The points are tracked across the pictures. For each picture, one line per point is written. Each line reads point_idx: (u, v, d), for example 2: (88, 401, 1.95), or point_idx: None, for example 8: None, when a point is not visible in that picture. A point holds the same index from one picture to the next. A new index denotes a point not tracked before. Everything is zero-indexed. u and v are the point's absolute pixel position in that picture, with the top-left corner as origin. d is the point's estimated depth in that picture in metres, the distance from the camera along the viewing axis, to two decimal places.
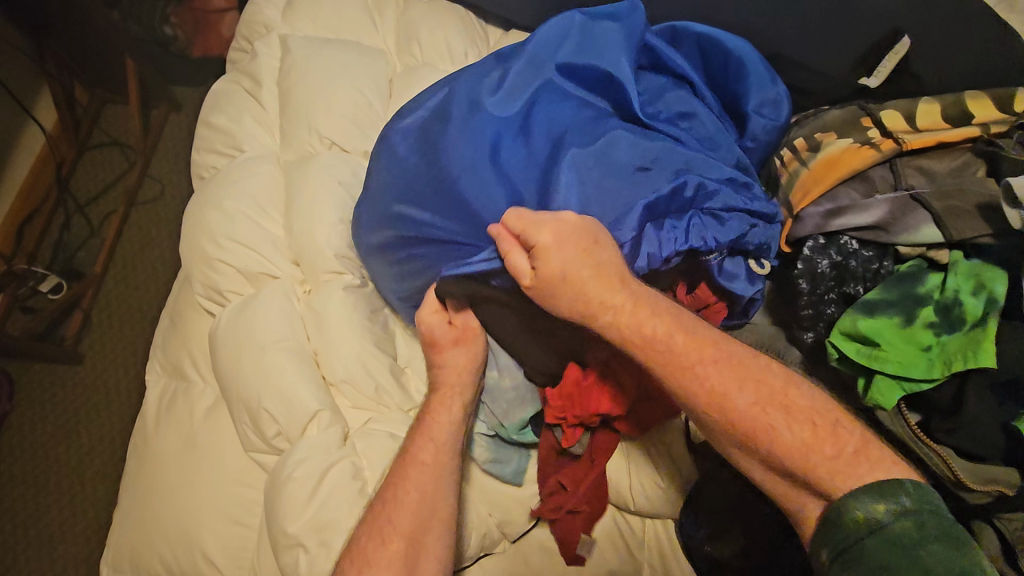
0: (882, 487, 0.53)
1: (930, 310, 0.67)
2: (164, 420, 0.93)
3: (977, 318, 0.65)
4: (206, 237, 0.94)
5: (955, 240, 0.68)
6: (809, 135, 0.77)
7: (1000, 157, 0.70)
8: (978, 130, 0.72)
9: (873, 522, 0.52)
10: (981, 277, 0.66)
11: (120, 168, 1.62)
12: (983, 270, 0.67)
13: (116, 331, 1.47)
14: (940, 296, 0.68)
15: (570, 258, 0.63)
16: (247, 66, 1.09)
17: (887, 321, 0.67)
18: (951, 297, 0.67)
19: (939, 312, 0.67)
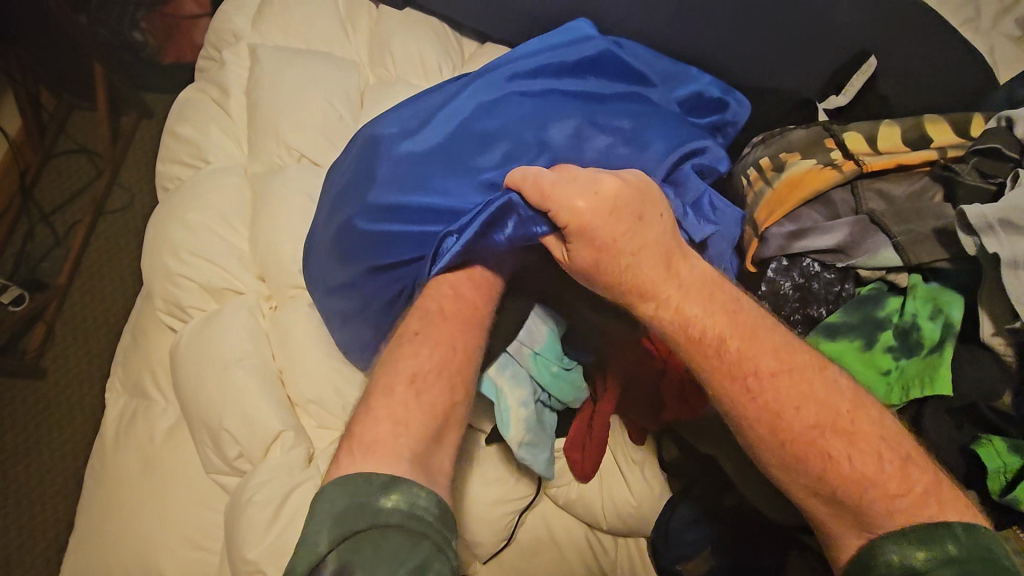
0: (927, 531, 0.50)
1: (889, 334, 0.68)
2: (122, 441, 0.90)
3: (934, 342, 0.66)
4: (168, 251, 0.92)
5: (913, 265, 0.69)
6: (774, 154, 0.77)
7: (954, 183, 0.70)
8: (934, 155, 0.73)
9: (906, 568, 0.50)
10: (939, 301, 0.68)
11: (88, 176, 1.58)
12: (940, 295, 0.68)
13: (81, 344, 1.43)
14: (899, 320, 0.69)
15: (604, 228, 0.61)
16: (216, 76, 1.07)
17: (848, 345, 0.69)
18: (909, 322, 0.68)
19: (898, 336, 0.68)
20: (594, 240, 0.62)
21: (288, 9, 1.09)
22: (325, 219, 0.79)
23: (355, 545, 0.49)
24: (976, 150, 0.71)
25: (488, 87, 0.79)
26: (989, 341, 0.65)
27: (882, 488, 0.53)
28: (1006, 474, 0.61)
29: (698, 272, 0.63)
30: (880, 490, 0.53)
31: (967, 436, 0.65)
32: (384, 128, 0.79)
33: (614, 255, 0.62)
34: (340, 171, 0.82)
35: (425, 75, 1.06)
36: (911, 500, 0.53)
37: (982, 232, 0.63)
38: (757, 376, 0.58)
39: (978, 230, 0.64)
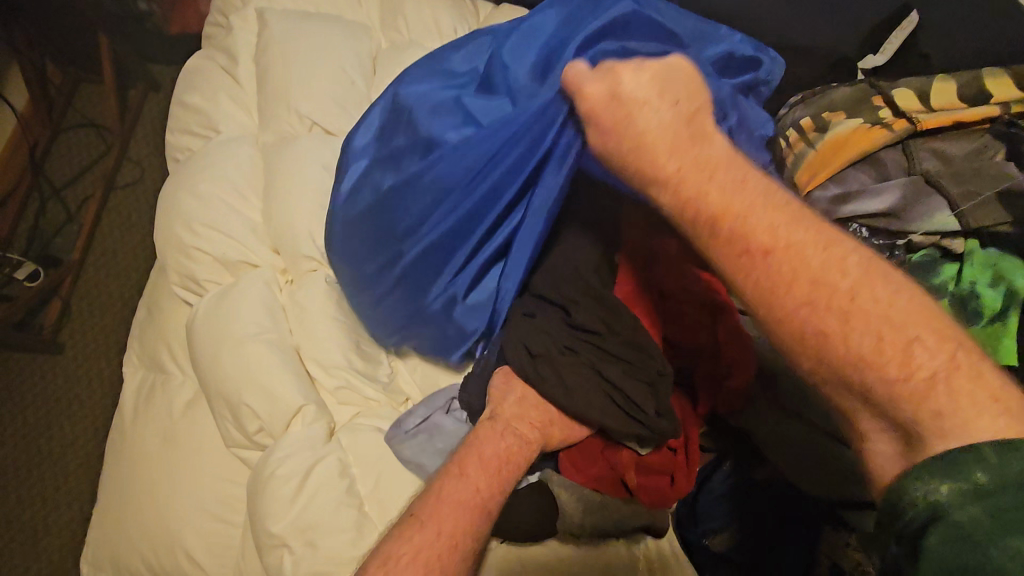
0: (959, 458, 0.35)
1: (947, 302, 0.65)
2: (142, 415, 0.89)
3: (997, 312, 0.63)
4: (180, 224, 0.90)
5: (972, 229, 0.66)
6: (816, 114, 0.73)
7: (1018, 139, 0.68)
8: (996, 110, 0.70)
9: (931, 506, 0.35)
10: (1001, 267, 0.65)
11: (98, 150, 1.56)
12: (1001, 261, 0.65)
13: (98, 319, 1.43)
14: (956, 289, 0.65)
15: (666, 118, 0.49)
16: (223, 42, 1.03)
17: None
18: (968, 291, 0.65)
19: (955, 305, 0.65)
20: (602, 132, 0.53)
21: None
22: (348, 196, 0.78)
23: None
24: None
25: (513, 61, 0.67)
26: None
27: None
28: None
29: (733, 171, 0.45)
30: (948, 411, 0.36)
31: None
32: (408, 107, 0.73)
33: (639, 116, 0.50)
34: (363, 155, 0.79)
35: (440, 38, 1.01)
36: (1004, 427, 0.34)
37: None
38: (766, 258, 0.42)
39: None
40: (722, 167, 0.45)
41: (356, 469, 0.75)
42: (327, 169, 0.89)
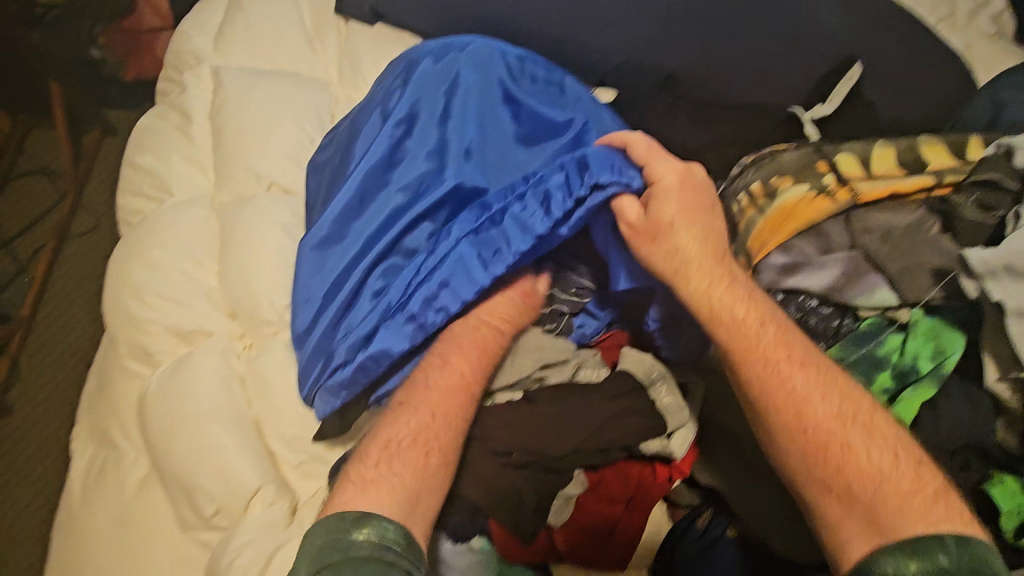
0: (915, 545, 0.49)
1: (886, 375, 0.61)
2: (91, 496, 0.84)
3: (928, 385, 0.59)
4: (130, 293, 0.87)
5: (909, 303, 0.62)
6: (765, 178, 0.68)
7: (954, 215, 0.64)
8: (931, 180, 0.66)
9: None
10: (941, 340, 0.60)
11: (51, 200, 1.51)
12: (941, 333, 0.60)
13: (50, 377, 1.36)
14: (898, 360, 0.61)
15: (682, 209, 0.66)
16: (177, 101, 1.01)
17: None
18: (909, 365, 0.60)
19: (895, 377, 0.61)
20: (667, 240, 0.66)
21: (250, 28, 1.04)
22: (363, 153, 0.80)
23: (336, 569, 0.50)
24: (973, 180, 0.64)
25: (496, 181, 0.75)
26: (994, 388, 0.56)
27: (895, 485, 0.53)
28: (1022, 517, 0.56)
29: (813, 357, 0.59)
30: (892, 489, 0.53)
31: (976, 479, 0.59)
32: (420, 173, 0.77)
33: (690, 252, 0.65)
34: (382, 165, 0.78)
35: None
36: (923, 497, 0.52)
37: (984, 276, 0.56)
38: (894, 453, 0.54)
39: (982, 274, 0.56)
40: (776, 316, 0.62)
41: None
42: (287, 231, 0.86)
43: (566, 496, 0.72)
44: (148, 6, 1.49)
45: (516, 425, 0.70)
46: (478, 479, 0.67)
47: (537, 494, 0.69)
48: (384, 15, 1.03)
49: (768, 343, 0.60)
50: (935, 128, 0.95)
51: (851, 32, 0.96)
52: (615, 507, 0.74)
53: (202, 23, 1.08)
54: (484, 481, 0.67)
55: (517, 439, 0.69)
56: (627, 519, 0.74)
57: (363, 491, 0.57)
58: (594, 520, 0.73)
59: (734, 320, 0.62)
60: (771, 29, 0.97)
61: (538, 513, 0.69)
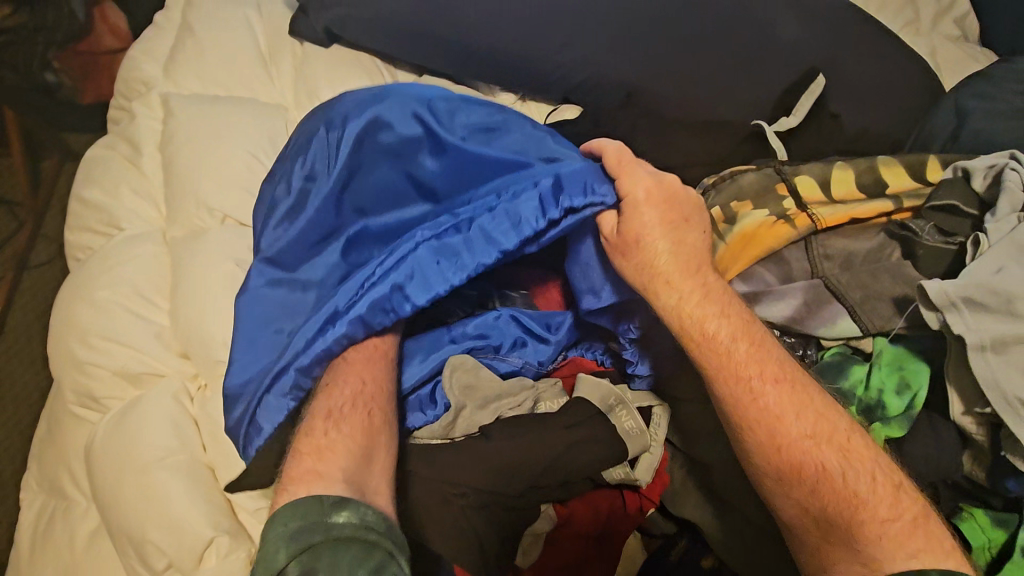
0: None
1: (852, 411, 0.59)
2: (40, 551, 0.80)
3: (896, 420, 0.58)
4: (75, 336, 0.83)
5: (872, 332, 0.60)
6: (726, 203, 0.67)
7: (914, 242, 0.63)
8: (892, 206, 0.65)
9: None
10: (905, 372, 0.59)
11: (8, 230, 1.46)
12: (906, 364, 0.59)
13: (9, 415, 1.31)
14: (864, 394, 0.59)
15: (653, 222, 0.63)
16: (126, 130, 0.98)
17: None
18: (875, 398, 0.58)
19: (861, 411, 0.59)
20: (637, 260, 0.63)
21: (201, 53, 1.01)
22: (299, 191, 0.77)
23: (316, 552, 0.49)
24: (932, 206, 0.64)
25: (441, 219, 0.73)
26: (959, 421, 0.56)
27: (872, 511, 0.53)
28: (991, 549, 0.55)
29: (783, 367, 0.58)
30: (871, 517, 0.53)
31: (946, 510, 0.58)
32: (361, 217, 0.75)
33: (663, 266, 0.62)
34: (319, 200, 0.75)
35: None
36: (902, 526, 0.52)
37: (944, 309, 0.54)
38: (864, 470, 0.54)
39: (941, 307, 0.54)
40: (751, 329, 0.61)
41: None
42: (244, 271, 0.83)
43: (535, 532, 0.70)
44: (106, 27, 1.44)
45: (478, 462, 0.67)
46: (440, 525, 0.65)
47: (500, 534, 0.66)
48: (340, 36, 1.01)
49: (740, 362, 0.58)
50: (901, 138, 0.94)
51: (814, 43, 0.96)
52: (585, 541, 0.71)
53: (153, 47, 1.04)
54: (445, 526, 0.65)
55: (477, 478, 0.66)
56: (599, 552, 0.71)
57: (319, 463, 0.58)
58: (565, 555, 0.70)
59: (704, 336, 0.60)
60: (734, 42, 0.95)
61: (502, 558, 0.66)
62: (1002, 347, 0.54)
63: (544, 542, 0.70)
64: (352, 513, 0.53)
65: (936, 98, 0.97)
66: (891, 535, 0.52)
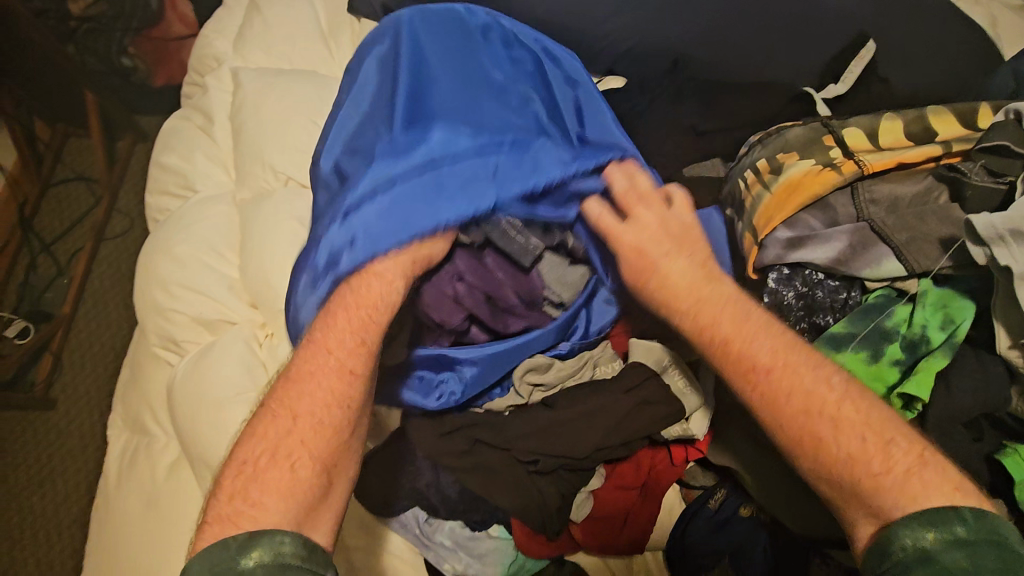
0: (930, 515, 0.47)
1: (896, 347, 0.61)
2: (126, 479, 0.89)
3: (941, 356, 0.60)
4: (157, 285, 0.91)
5: (917, 272, 0.62)
6: (772, 155, 0.69)
7: (963, 183, 0.64)
8: (941, 150, 0.66)
9: (920, 551, 0.45)
10: (950, 310, 0.61)
11: (88, 204, 1.59)
12: (951, 303, 0.61)
13: (89, 372, 1.43)
14: (907, 331, 0.62)
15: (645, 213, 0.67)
16: (199, 102, 1.06)
17: (854, 358, 0.62)
18: (918, 335, 0.61)
19: (906, 348, 0.61)
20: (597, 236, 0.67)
21: (267, 30, 1.07)
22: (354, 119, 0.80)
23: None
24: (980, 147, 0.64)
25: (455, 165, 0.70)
26: (1005, 354, 0.58)
27: (869, 468, 0.51)
28: None
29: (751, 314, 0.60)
30: (863, 471, 0.51)
31: (990, 446, 0.60)
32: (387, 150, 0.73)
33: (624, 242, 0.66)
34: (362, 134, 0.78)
35: None
36: (894, 479, 0.50)
37: (991, 242, 0.55)
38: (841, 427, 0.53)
39: (988, 241, 0.56)
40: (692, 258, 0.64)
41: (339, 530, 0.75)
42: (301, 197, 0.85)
43: (587, 491, 0.73)
44: (174, 14, 1.52)
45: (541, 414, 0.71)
46: (503, 482, 0.69)
47: (560, 490, 0.70)
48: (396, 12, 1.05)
49: (706, 301, 0.61)
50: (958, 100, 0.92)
51: (867, 5, 0.94)
52: (635, 497, 0.74)
53: (222, 26, 1.12)
54: (502, 474, 0.69)
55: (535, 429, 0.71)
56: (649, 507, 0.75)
57: (259, 485, 0.55)
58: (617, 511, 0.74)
59: (665, 292, 0.63)
60: (783, 8, 0.95)
61: (562, 510, 0.71)
62: None
63: (595, 499, 0.74)
64: (266, 550, 0.49)
65: (992, 63, 0.95)
66: (884, 495, 0.50)
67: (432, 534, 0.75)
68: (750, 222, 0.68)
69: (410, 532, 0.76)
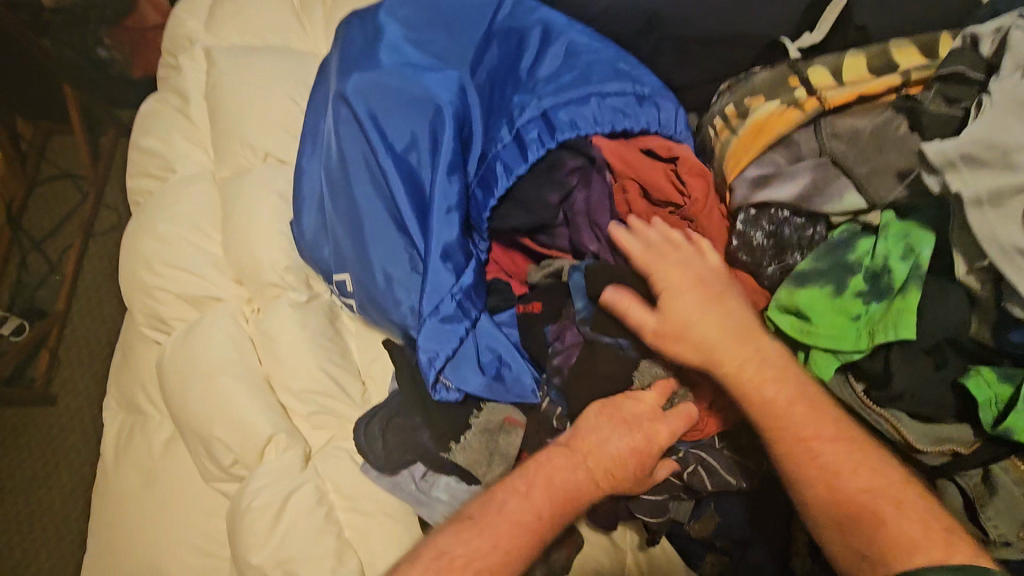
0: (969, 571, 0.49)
1: (859, 278, 0.64)
2: (124, 459, 0.90)
3: (903, 285, 0.62)
4: (143, 266, 0.91)
5: (876, 203, 0.66)
6: (739, 100, 0.74)
7: (920, 112, 0.66)
8: (899, 81, 0.69)
9: None
10: (910, 239, 0.63)
11: (73, 200, 1.58)
12: (911, 232, 0.64)
13: (87, 367, 1.44)
14: (870, 263, 0.64)
15: (694, 302, 0.65)
16: (174, 84, 1.05)
17: (818, 291, 0.64)
18: (880, 264, 0.63)
19: (868, 279, 0.64)
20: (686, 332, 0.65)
21: (238, 7, 1.07)
22: (347, 119, 0.81)
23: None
24: (940, 77, 0.67)
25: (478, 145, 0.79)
26: (963, 280, 0.61)
27: (900, 534, 0.55)
28: (997, 403, 0.59)
29: (782, 389, 0.63)
30: (912, 544, 0.54)
31: (954, 371, 0.62)
32: (399, 147, 0.78)
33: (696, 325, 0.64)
34: (359, 128, 0.80)
35: None
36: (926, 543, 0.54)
37: (943, 167, 0.59)
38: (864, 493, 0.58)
39: (941, 167, 0.59)
40: (751, 354, 0.64)
41: (334, 494, 0.77)
42: (327, 196, 0.80)
43: None
44: (148, 3, 1.51)
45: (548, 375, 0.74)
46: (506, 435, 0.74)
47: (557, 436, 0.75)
48: None
49: (773, 401, 0.62)
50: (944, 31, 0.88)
51: None
52: None
53: (195, 6, 1.11)
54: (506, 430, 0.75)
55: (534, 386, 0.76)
56: None
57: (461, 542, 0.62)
58: None
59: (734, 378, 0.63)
60: None
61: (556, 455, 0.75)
62: (999, 200, 0.58)
63: None
64: None
65: None
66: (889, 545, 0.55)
67: (429, 489, 0.76)
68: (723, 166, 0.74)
69: (404, 492, 0.77)
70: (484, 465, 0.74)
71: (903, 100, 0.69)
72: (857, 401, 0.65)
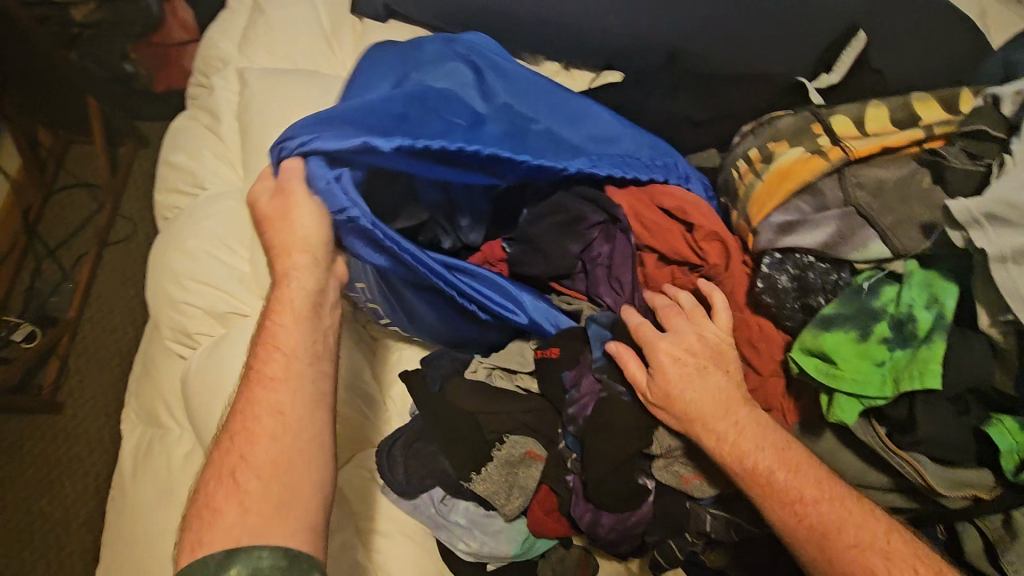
0: None
1: (884, 325, 0.65)
2: (141, 470, 0.90)
3: (927, 333, 0.64)
4: (171, 280, 0.93)
5: (901, 253, 0.68)
6: (763, 145, 0.78)
7: (944, 166, 0.70)
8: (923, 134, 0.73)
9: None
10: (934, 290, 0.65)
11: (90, 209, 1.60)
12: (935, 283, 0.66)
13: (96, 376, 1.44)
14: (894, 310, 0.66)
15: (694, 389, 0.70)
16: (206, 102, 1.08)
17: (843, 336, 0.65)
18: (905, 312, 0.65)
19: (893, 327, 0.65)
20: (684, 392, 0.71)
21: (271, 31, 1.10)
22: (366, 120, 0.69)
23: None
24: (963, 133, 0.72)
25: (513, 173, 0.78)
26: (986, 331, 0.64)
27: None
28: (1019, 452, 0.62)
29: (782, 460, 0.66)
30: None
31: (974, 419, 0.65)
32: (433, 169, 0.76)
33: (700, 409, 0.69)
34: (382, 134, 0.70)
35: None
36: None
37: (968, 227, 0.63)
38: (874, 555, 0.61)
39: (965, 225, 0.63)
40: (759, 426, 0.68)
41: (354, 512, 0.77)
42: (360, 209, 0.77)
43: None
44: (175, 21, 1.55)
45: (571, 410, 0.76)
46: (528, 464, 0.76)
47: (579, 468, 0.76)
48: (398, 12, 1.08)
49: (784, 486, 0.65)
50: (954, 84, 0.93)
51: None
52: None
53: (228, 27, 1.14)
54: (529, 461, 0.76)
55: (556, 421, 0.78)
56: None
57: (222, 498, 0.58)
58: None
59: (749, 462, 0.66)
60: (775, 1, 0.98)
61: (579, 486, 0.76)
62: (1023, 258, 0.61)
63: None
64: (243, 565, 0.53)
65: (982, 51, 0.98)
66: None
67: (447, 513, 0.77)
68: (746, 210, 0.76)
69: (423, 515, 0.77)
70: (503, 495, 0.75)
71: (927, 153, 0.73)
72: (880, 444, 0.66)
